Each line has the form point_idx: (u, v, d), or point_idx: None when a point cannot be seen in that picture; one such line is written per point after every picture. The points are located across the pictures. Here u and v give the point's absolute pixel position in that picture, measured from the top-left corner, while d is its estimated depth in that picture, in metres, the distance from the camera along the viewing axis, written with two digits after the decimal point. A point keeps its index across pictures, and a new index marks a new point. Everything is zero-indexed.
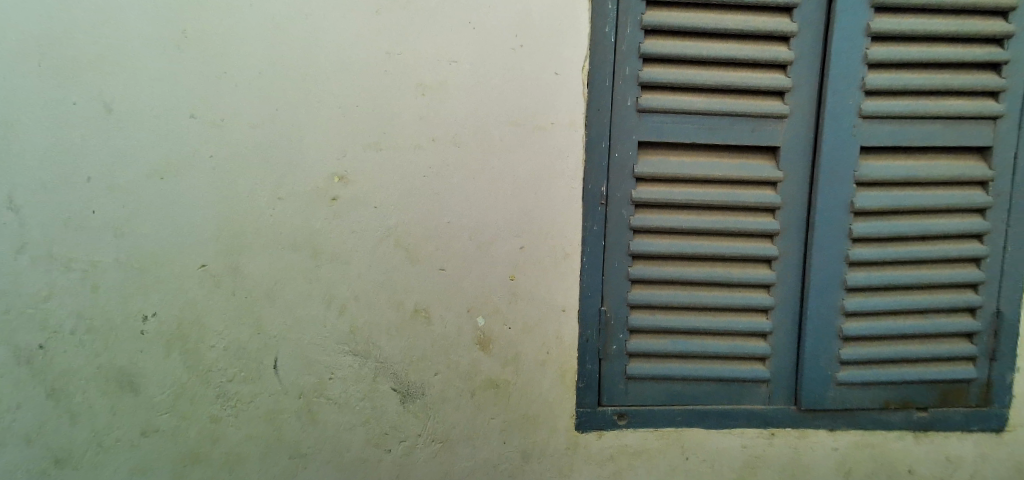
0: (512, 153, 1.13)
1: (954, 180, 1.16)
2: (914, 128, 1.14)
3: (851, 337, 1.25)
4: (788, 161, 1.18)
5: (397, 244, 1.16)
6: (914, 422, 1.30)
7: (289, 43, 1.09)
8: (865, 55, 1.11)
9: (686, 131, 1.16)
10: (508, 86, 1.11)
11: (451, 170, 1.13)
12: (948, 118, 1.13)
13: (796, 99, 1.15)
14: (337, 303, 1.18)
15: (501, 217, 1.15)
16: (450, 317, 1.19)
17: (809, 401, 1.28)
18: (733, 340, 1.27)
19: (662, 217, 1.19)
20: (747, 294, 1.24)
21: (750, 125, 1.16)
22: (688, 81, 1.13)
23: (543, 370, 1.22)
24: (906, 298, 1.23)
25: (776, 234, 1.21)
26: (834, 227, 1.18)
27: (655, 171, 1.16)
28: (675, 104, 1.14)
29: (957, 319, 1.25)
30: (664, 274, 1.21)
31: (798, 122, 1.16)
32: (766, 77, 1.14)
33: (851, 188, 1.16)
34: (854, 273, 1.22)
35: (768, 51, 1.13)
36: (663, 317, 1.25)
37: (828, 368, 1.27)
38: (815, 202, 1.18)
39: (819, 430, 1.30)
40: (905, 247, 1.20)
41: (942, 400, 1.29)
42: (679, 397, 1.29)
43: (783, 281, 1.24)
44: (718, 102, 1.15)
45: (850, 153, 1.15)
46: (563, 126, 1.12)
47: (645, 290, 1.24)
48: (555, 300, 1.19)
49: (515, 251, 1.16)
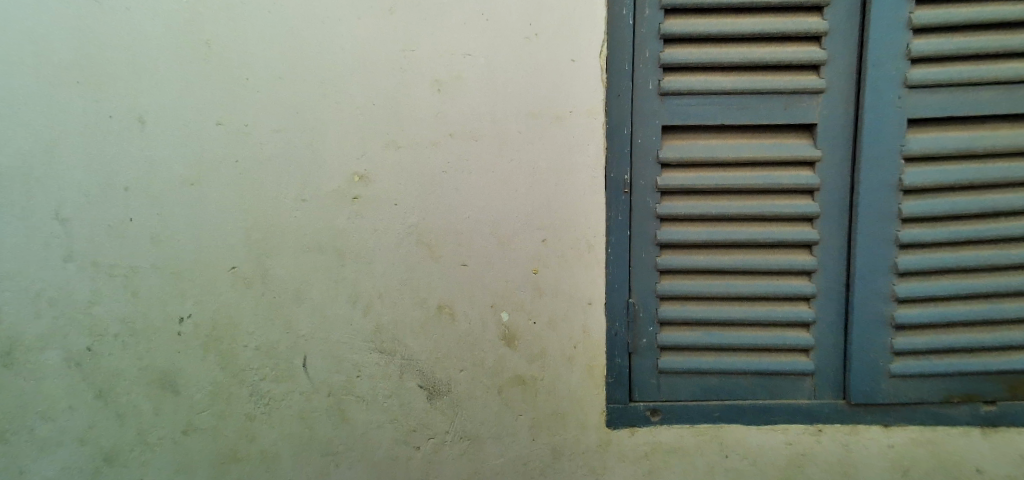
0: (531, 144, 1.10)
1: (1019, 149, 1.05)
2: (971, 95, 1.04)
3: (903, 326, 1.16)
4: (825, 139, 1.10)
5: (418, 241, 1.15)
6: (981, 417, 1.19)
7: (306, 47, 1.10)
8: (909, 19, 1.02)
9: (713, 113, 1.10)
10: (524, 76, 1.08)
11: (470, 164, 1.12)
12: (1010, 82, 1.03)
13: (833, 72, 1.08)
14: (362, 302, 1.18)
15: (521, 211, 1.13)
16: (474, 313, 1.17)
17: (858, 395, 1.20)
18: (772, 331, 1.20)
19: (690, 204, 1.14)
20: (786, 282, 1.17)
21: (783, 103, 1.09)
22: (713, 60, 1.07)
23: (570, 366, 1.19)
24: (968, 283, 1.13)
25: (815, 218, 1.13)
26: (880, 207, 1.10)
27: (680, 156, 1.11)
28: (700, 85, 1.09)
29: None
30: (694, 264, 1.16)
31: (836, 97, 1.08)
32: (798, 50, 1.07)
33: (897, 164, 1.08)
34: (906, 257, 1.12)
35: (800, 22, 1.05)
36: (695, 309, 1.19)
37: (878, 360, 1.18)
38: (858, 182, 1.10)
39: (870, 426, 1.21)
40: (963, 226, 1.10)
41: (1014, 393, 1.18)
42: (715, 392, 1.24)
43: (824, 267, 1.16)
44: (747, 80, 1.08)
45: (895, 126, 1.06)
46: (582, 113, 1.08)
47: (675, 281, 1.19)
48: (580, 293, 1.15)
49: (537, 244, 1.13)
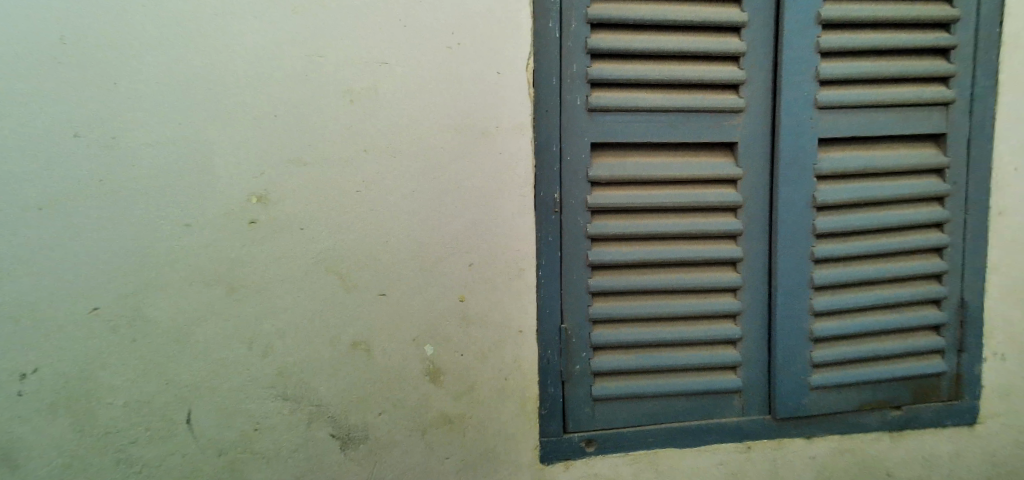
0: (455, 161, 1.01)
1: (910, 168, 1.14)
2: (869, 118, 1.11)
3: (821, 338, 1.20)
4: (746, 157, 1.12)
5: (328, 269, 1.02)
6: (890, 422, 1.25)
7: (192, 48, 0.95)
8: (817, 44, 1.07)
9: (641, 130, 1.08)
10: (446, 88, 1.00)
11: (387, 183, 1.01)
12: (901, 106, 1.12)
13: (751, 92, 1.10)
14: (261, 343, 1.02)
15: (446, 234, 1.03)
16: (394, 349, 1.05)
17: (783, 409, 1.21)
18: (702, 350, 1.19)
19: (620, 223, 1.11)
20: (715, 301, 1.17)
21: (707, 121, 1.10)
22: (640, 77, 1.06)
23: (502, 400, 1.09)
24: (873, 294, 1.19)
25: (739, 235, 1.14)
26: (797, 224, 1.13)
27: (610, 174, 1.08)
28: (628, 102, 1.07)
29: (923, 311, 1.22)
30: (626, 285, 1.13)
31: (754, 117, 1.11)
32: (718, 70, 1.08)
33: (811, 183, 1.12)
34: (820, 271, 1.17)
35: (720, 43, 1.07)
36: (628, 331, 1.15)
37: (801, 373, 1.21)
38: (776, 200, 1.12)
39: (795, 439, 1.23)
40: (867, 241, 1.17)
41: (914, 397, 1.26)
42: (650, 416, 1.20)
43: (749, 284, 1.17)
44: (672, 98, 1.08)
45: (808, 146, 1.10)
46: (510, 129, 1.02)
47: (607, 304, 1.14)
48: (511, 321, 1.07)
49: (464, 269, 1.04)
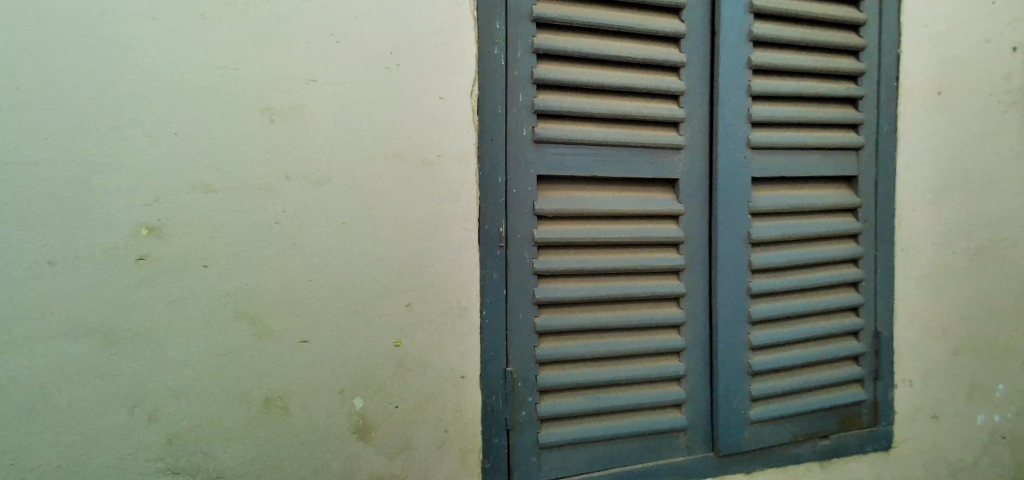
0: (392, 191, 0.92)
1: (829, 207, 1.22)
2: (793, 159, 1.18)
3: (759, 372, 1.22)
4: (688, 193, 1.13)
5: (238, 313, 0.87)
6: (820, 452, 1.29)
7: (69, 50, 0.79)
8: (748, 87, 1.13)
9: (587, 163, 1.06)
10: (382, 112, 0.92)
11: (313, 213, 0.89)
12: (820, 148, 1.20)
13: (690, 129, 1.13)
14: (146, 405, 0.83)
15: (381, 270, 0.93)
16: (317, 404, 0.91)
17: (726, 446, 1.20)
18: (648, 388, 1.16)
19: (567, 258, 1.07)
20: (660, 337, 1.15)
21: (649, 157, 1.10)
22: (586, 110, 1.05)
23: (441, 456, 0.98)
24: (803, 327, 1.24)
25: (682, 270, 1.14)
26: (735, 259, 1.15)
27: (557, 207, 1.04)
28: (574, 134, 1.04)
29: (845, 342, 1.29)
30: (574, 323, 1.07)
31: (694, 154, 1.13)
32: (660, 107, 1.10)
33: (746, 219, 1.15)
34: (757, 306, 1.19)
35: (661, 81, 1.09)
36: (576, 372, 1.10)
37: (742, 408, 1.21)
38: (716, 236, 1.14)
39: (738, 475, 1.22)
40: (796, 275, 1.22)
41: (841, 426, 1.30)
42: (598, 462, 1.13)
43: (692, 319, 1.17)
44: (617, 133, 1.07)
45: (743, 184, 1.14)
46: (453, 158, 0.95)
47: (554, 344, 1.08)
48: (452, 366, 0.98)
49: (400, 309, 0.94)
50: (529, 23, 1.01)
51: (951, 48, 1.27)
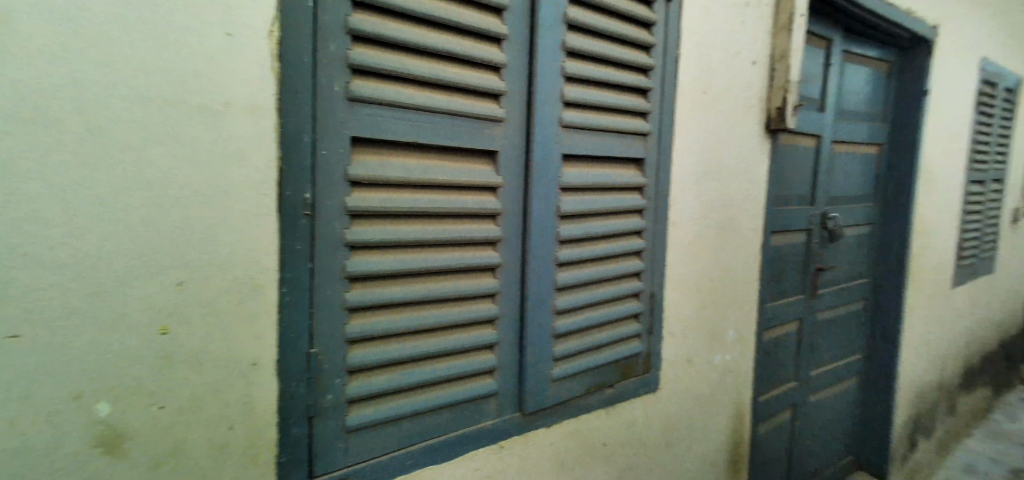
0: (158, 143, 0.73)
1: (622, 184, 1.38)
2: (596, 140, 1.29)
3: (561, 335, 1.33)
4: (505, 166, 1.15)
5: None
6: (606, 400, 1.48)
7: None
8: (561, 67, 1.19)
9: (405, 129, 0.99)
10: (143, 39, 0.71)
11: (19, 166, 0.64)
12: (618, 132, 1.33)
13: (510, 103, 1.13)
14: None
15: (136, 244, 0.73)
16: (36, 420, 0.68)
17: (532, 405, 1.28)
18: (461, 358, 1.17)
19: (382, 229, 0.99)
20: (474, 307, 1.16)
21: (469, 128, 1.08)
22: (406, 71, 0.97)
23: (224, 456, 0.84)
24: (598, 292, 1.39)
25: (498, 241, 1.17)
26: (545, 231, 1.22)
27: (372, 174, 0.96)
28: (392, 97, 0.96)
29: (629, 304, 1.49)
30: (389, 297, 1.01)
31: (512, 128, 1.15)
32: (481, 77, 1.08)
33: (556, 194, 1.22)
34: (562, 274, 1.29)
35: (484, 50, 1.07)
36: (390, 348, 1.04)
37: (546, 369, 1.31)
38: (529, 209, 1.19)
39: (540, 429, 1.33)
40: (595, 246, 1.35)
41: (623, 376, 1.51)
42: (411, 437, 1.10)
43: (506, 289, 1.21)
44: (437, 100, 1.02)
45: (554, 160, 1.20)
46: (243, 110, 0.80)
47: (368, 320, 1.00)
48: (240, 352, 0.84)
49: (169, 289, 0.76)
50: None
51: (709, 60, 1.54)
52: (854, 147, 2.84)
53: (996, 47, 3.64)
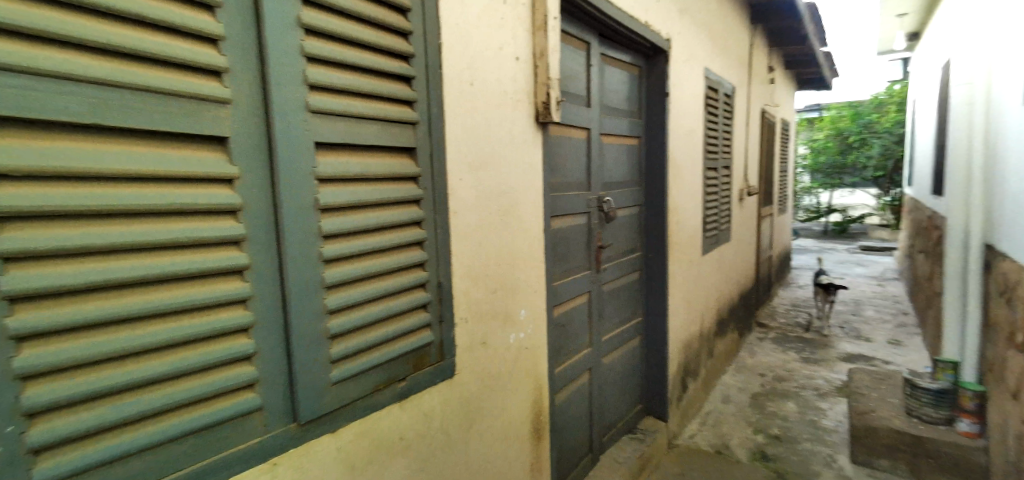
0: None
1: (393, 175, 1.36)
2: (350, 131, 1.23)
3: (336, 335, 1.25)
4: (241, 153, 1.01)
5: None
6: (398, 394, 1.44)
7: None
8: (299, 46, 1.10)
9: (12, 97, 0.72)
10: None
11: None
12: (382, 120, 1.31)
13: (237, 85, 1.00)
14: None
15: None
16: None
17: (307, 414, 1.17)
18: (199, 380, 0.98)
19: (69, 232, 0.79)
20: (219, 318, 1.00)
21: (167, 107, 0.89)
22: (58, 29, 0.76)
23: None
24: (377, 285, 1.35)
25: (242, 240, 1.03)
26: (301, 226, 1.13)
27: (29, 164, 0.74)
28: (53, 62, 0.75)
29: (416, 295, 1.48)
30: (67, 319, 0.79)
31: (246, 109, 1.02)
32: (194, 49, 0.93)
33: (312, 184, 1.14)
34: (329, 272, 1.21)
35: (172, 12, 0.89)
36: (89, 378, 0.83)
37: (321, 374, 1.21)
38: (279, 201, 1.08)
39: (324, 437, 1.23)
40: (369, 240, 1.31)
41: (414, 367, 1.50)
42: (151, 472, 0.91)
43: (258, 292, 1.07)
44: (83, 65, 0.79)
45: (305, 148, 1.12)
46: None
47: (51, 349, 0.78)
48: None
49: None
50: None
51: (469, 60, 1.62)
52: (618, 139, 3.35)
53: (714, 61, 4.60)
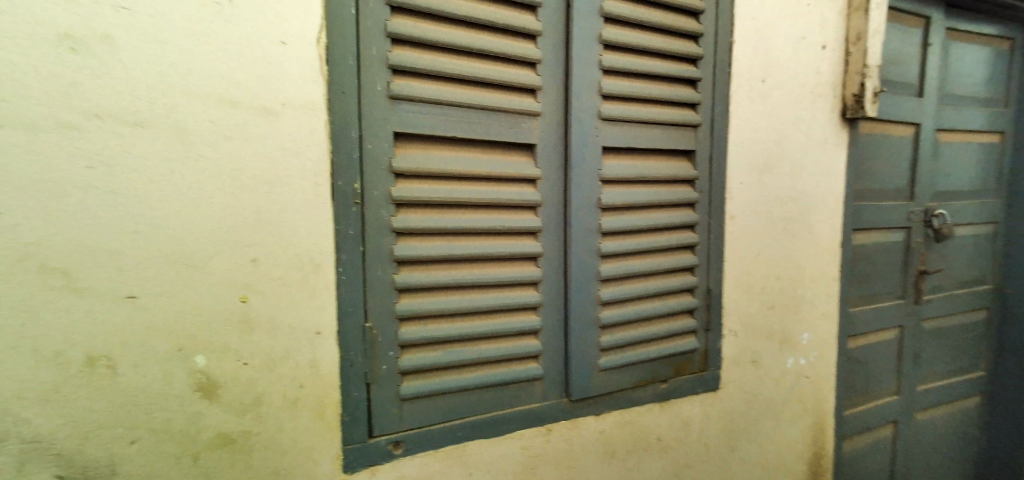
0: (226, 140, 0.87)
1: (671, 178, 1.39)
2: (635, 136, 1.31)
3: (607, 325, 1.34)
4: (544, 158, 1.20)
5: (49, 269, 0.78)
6: (658, 394, 1.46)
7: None
8: (598, 60, 1.22)
9: (410, 119, 1.03)
10: (235, 61, 0.87)
11: (167, 153, 0.84)
12: (664, 124, 1.35)
13: (546, 99, 1.18)
14: (75, 355, 0.80)
15: (277, 225, 0.93)
16: (150, 365, 0.85)
17: (578, 392, 1.30)
18: (500, 343, 1.20)
19: (431, 217, 1.07)
20: (519, 294, 1.21)
21: (498, 121, 1.12)
22: (438, 67, 1.04)
23: (295, 410, 0.97)
24: (648, 284, 1.39)
25: (539, 231, 1.21)
26: (585, 222, 1.26)
27: (413, 167, 1.04)
28: (433, 92, 1.04)
29: (682, 299, 1.48)
30: (426, 280, 1.07)
31: (551, 120, 1.20)
32: (519, 73, 1.14)
33: (597, 185, 1.26)
34: (606, 266, 1.31)
35: (505, 44, 1.12)
36: (435, 328, 1.11)
37: (592, 359, 1.32)
38: (570, 199, 1.23)
39: (589, 417, 1.34)
40: (644, 240, 1.37)
41: (676, 371, 1.49)
42: (465, 410, 1.16)
43: (547, 277, 1.24)
44: (450, 92, 1.06)
45: (594, 152, 1.24)
46: (296, 108, 0.92)
47: (413, 300, 1.08)
48: (305, 323, 0.97)
49: (245, 265, 0.91)
50: (382, 5, 0.98)
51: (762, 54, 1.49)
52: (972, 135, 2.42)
53: None
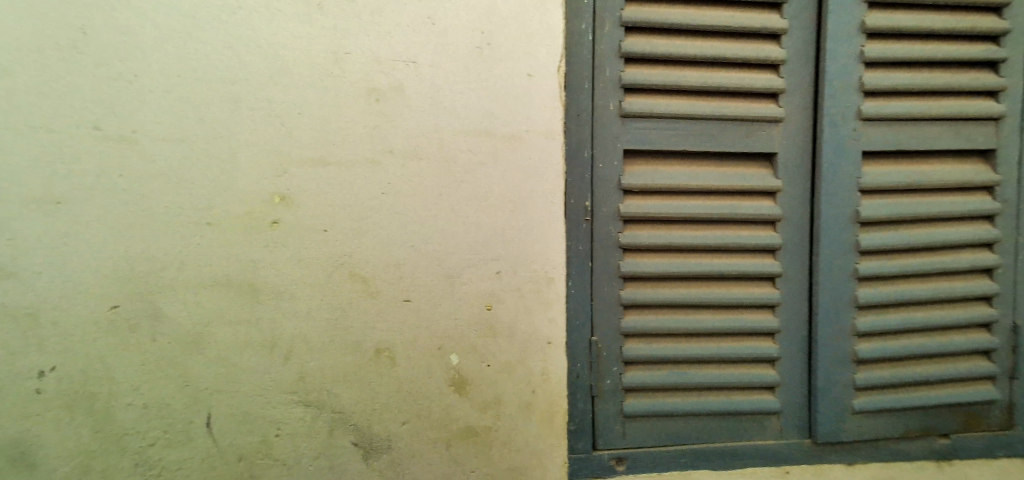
0: (480, 166, 0.97)
1: (959, 186, 1.11)
2: (907, 136, 1.09)
3: (865, 361, 1.13)
4: (785, 168, 1.08)
5: (352, 276, 0.96)
6: (936, 451, 1.17)
7: (246, 48, 0.91)
8: (859, 53, 1.06)
9: (641, 137, 1.04)
10: (492, 94, 0.96)
11: (436, 182, 0.96)
12: (950, 120, 1.10)
13: (789, 103, 1.07)
14: (369, 346, 0.98)
15: (519, 242, 0.99)
16: (419, 357, 0.99)
17: (824, 434, 1.13)
18: (731, 369, 1.11)
19: (659, 234, 1.05)
20: (755, 318, 1.10)
21: (732, 131, 1.06)
22: (670, 82, 1.02)
23: (528, 414, 1.03)
24: (922, 314, 1.13)
25: (779, 249, 1.09)
26: (838, 238, 1.09)
27: (643, 184, 1.03)
28: (663, 108, 1.03)
29: (975, 336, 1.15)
30: (653, 298, 1.06)
31: (795, 126, 1.08)
32: (759, 77, 1.05)
33: (854, 196, 1.08)
34: (864, 290, 1.11)
35: (745, 48, 1.04)
36: (660, 346, 1.08)
37: (844, 397, 1.13)
38: (817, 212, 1.08)
39: (836, 466, 1.14)
40: (916, 260, 1.12)
41: (964, 425, 1.17)
42: (689, 436, 1.11)
43: (788, 300, 1.11)
44: (681, 106, 1.03)
45: (851, 158, 1.07)
46: (540, 133, 0.97)
47: (639, 317, 1.07)
48: (539, 335, 1.01)
49: (492, 278, 0.99)
50: (619, 29, 1.01)
51: None
52: None
53: None
